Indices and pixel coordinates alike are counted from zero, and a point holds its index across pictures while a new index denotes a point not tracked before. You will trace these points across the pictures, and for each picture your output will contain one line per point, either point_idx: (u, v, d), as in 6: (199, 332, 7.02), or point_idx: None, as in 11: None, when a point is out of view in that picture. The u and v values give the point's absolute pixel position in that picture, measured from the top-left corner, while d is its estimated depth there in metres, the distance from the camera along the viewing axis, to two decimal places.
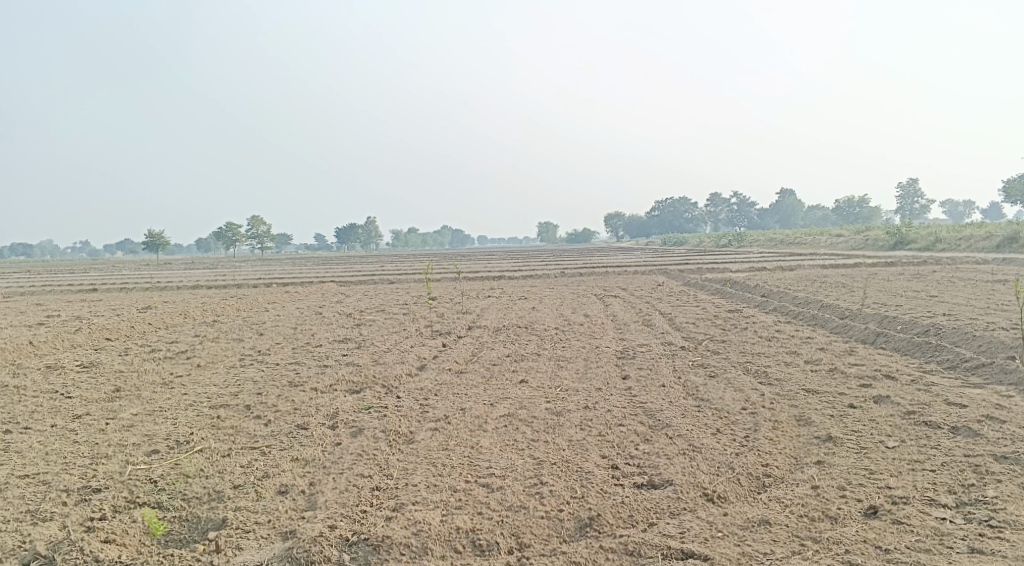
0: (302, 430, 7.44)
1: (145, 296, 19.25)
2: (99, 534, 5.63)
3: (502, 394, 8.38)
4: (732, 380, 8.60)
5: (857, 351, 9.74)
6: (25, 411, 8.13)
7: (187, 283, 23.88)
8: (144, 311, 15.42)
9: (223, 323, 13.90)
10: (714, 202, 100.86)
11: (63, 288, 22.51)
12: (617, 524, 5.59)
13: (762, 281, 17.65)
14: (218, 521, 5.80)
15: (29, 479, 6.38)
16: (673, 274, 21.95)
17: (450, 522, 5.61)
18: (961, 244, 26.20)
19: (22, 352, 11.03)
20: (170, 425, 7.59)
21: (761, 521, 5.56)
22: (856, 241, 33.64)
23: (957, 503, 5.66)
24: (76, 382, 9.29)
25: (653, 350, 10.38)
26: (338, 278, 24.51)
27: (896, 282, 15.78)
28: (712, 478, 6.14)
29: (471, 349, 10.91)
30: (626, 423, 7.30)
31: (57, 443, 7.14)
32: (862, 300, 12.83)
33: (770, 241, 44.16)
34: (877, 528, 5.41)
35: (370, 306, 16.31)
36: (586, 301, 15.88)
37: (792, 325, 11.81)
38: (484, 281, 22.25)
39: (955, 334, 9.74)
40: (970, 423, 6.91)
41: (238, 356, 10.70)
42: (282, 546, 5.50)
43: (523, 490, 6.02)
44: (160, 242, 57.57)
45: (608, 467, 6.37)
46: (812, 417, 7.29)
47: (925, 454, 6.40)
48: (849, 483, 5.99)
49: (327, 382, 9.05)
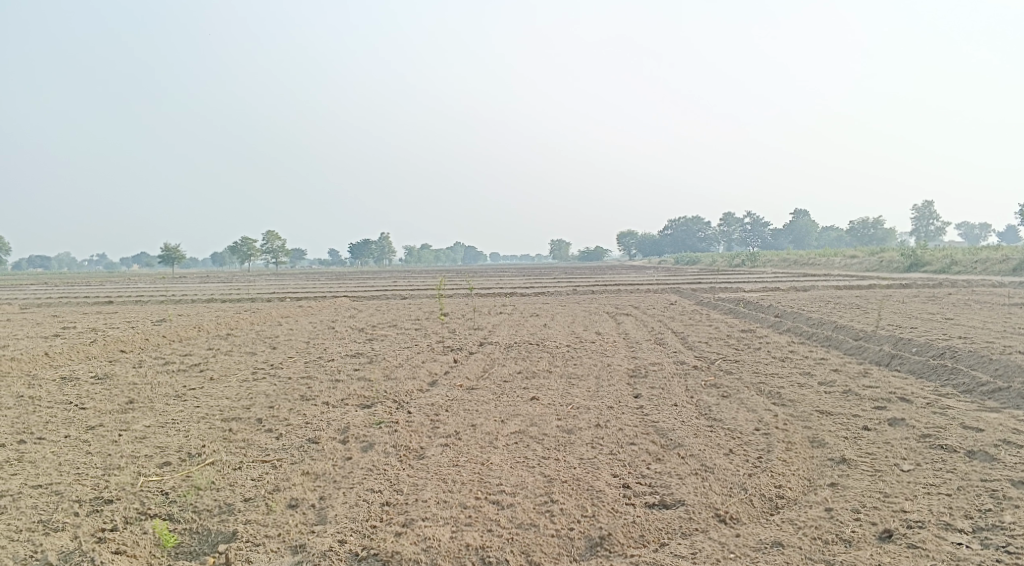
0: (313, 444, 7.46)
1: (160, 309, 19.40)
2: (110, 545, 5.63)
3: (513, 411, 8.37)
4: (745, 400, 8.55)
5: (871, 373, 9.67)
6: (39, 421, 8.19)
7: (202, 295, 24.13)
8: (159, 324, 15.54)
9: (237, 337, 13.99)
10: (728, 221, 100.79)
11: (81, 300, 22.73)
12: (627, 543, 5.55)
13: (776, 301, 17.60)
14: (229, 533, 5.80)
15: (42, 489, 6.41)
16: (686, 293, 21.91)
17: (459, 539, 5.58)
18: (977, 266, 26.03)
19: (37, 363, 11.13)
20: (182, 437, 7.63)
21: (774, 543, 5.50)
22: (871, 262, 33.47)
23: (974, 528, 5.58)
24: (90, 394, 9.36)
25: (665, 368, 10.35)
26: (352, 292, 24.68)
27: (911, 303, 15.66)
28: (725, 498, 6.09)
29: (482, 365, 10.92)
30: (637, 442, 7.26)
31: (70, 454, 7.18)
32: (876, 321, 12.76)
33: (784, 261, 44.10)
34: (891, 552, 5.34)
35: (382, 321, 16.36)
36: (598, 319, 15.86)
37: (806, 345, 11.75)
38: (496, 297, 22.29)
39: (971, 357, 9.66)
40: (987, 448, 6.82)
41: (250, 369, 10.76)
42: (291, 560, 5.48)
43: (534, 507, 5.99)
44: (176, 256, 58.07)
45: (619, 486, 6.34)
46: (825, 439, 7.24)
47: (941, 477, 6.32)
48: (864, 505, 5.92)
49: (338, 396, 9.08)
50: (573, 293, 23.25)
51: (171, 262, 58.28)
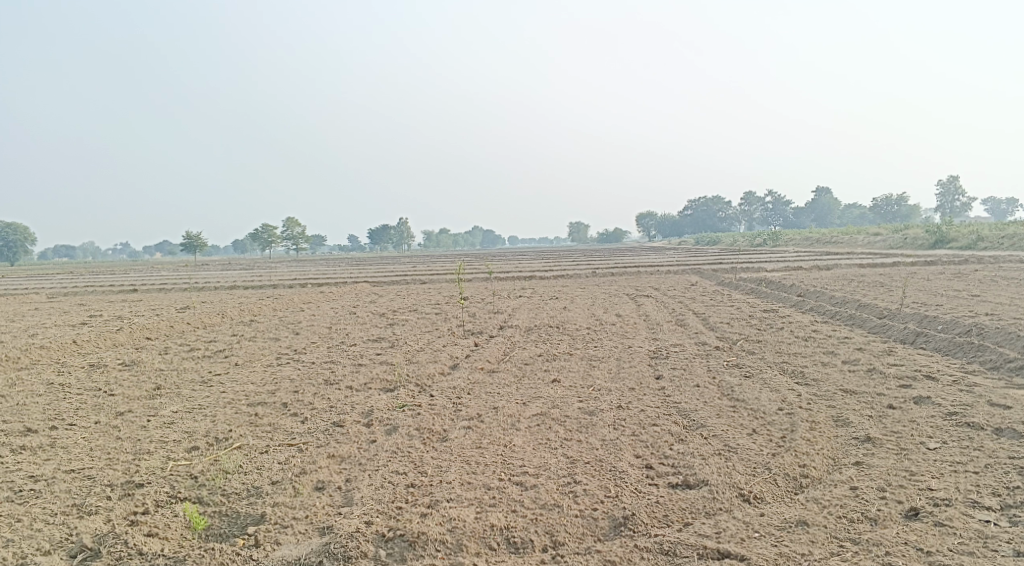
0: (338, 427, 7.54)
1: (184, 297, 19.61)
2: (142, 527, 5.75)
3: (535, 393, 8.40)
4: (768, 380, 8.51)
5: (896, 351, 9.58)
6: (69, 407, 8.35)
7: (225, 282, 24.40)
8: (184, 311, 15.73)
9: (260, 323, 14.13)
10: (749, 201, 99.83)
11: (107, 288, 23.03)
12: (651, 523, 5.57)
13: (798, 280, 17.44)
14: (257, 516, 5.89)
15: (75, 474, 6.55)
16: (706, 274, 21.78)
17: (484, 520, 5.63)
18: (1004, 241, 25.61)
19: (66, 350, 11.33)
20: (209, 422, 7.74)
21: (798, 522, 5.50)
22: (894, 240, 33.06)
23: (1002, 506, 5.54)
24: (119, 380, 9.52)
25: (686, 349, 10.33)
26: (372, 278, 24.82)
27: (937, 281, 15.46)
28: (749, 478, 6.09)
29: (503, 349, 10.95)
30: (659, 423, 7.27)
31: (101, 439, 7.32)
32: (900, 299, 12.63)
33: (806, 239, 43.63)
34: (917, 530, 5.32)
35: (403, 306, 16.43)
36: (618, 301, 15.82)
37: (829, 325, 11.65)
38: (515, 281, 22.30)
39: (999, 333, 9.53)
40: (1015, 425, 6.75)
41: (274, 355, 10.87)
42: (320, 541, 5.55)
43: (557, 488, 6.03)
44: (198, 244, 58.61)
45: (642, 466, 6.35)
46: (850, 418, 7.20)
47: (968, 455, 6.27)
48: (889, 484, 5.89)
49: (361, 380, 9.16)
50: (592, 275, 23.22)
51: (194, 249, 58.83)
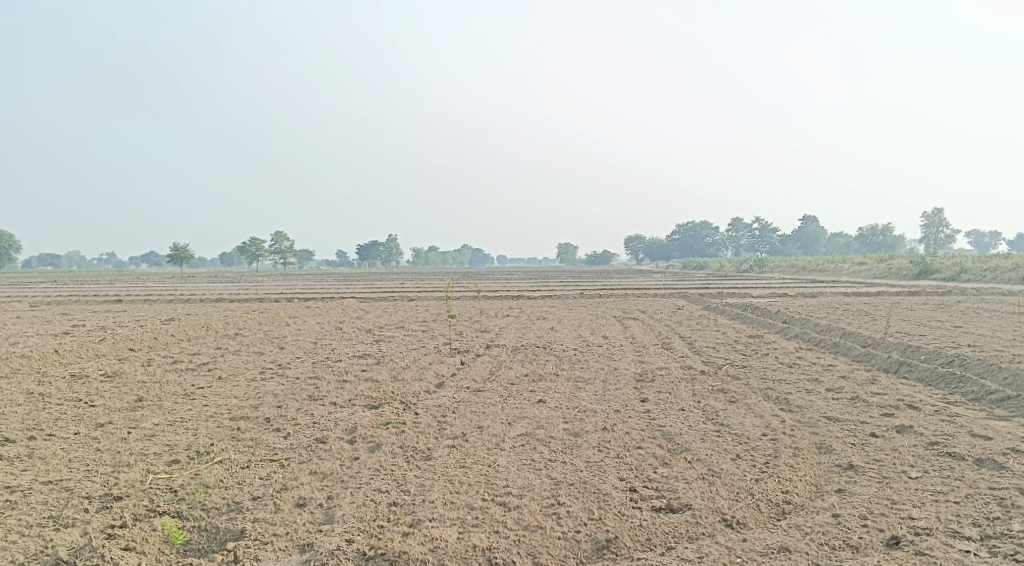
0: (321, 443, 7.49)
1: (168, 309, 19.47)
2: (120, 541, 5.67)
3: (520, 413, 8.40)
4: (752, 406, 8.55)
5: (880, 380, 9.65)
6: (49, 418, 8.25)
7: (210, 295, 24.29)
8: (168, 323, 15.62)
9: (245, 336, 14.05)
10: (736, 227, 100.59)
11: (91, 298, 22.74)
12: (634, 547, 5.56)
13: (784, 306, 17.54)
14: (237, 531, 5.82)
15: (52, 486, 6.46)
16: (693, 298, 21.90)
17: (467, 540, 5.60)
18: (987, 274, 25.89)
19: (48, 360, 11.21)
20: (191, 435, 7.67)
21: (780, 548, 5.51)
22: (879, 269, 33.36)
23: (982, 536, 5.57)
24: (100, 391, 9.43)
25: (672, 373, 10.36)
26: (359, 294, 24.76)
27: (920, 311, 15.61)
28: (732, 503, 6.10)
29: (489, 368, 10.93)
30: (644, 446, 7.27)
31: (80, 451, 7.23)
32: (884, 328, 12.73)
33: (792, 267, 43.96)
34: (899, 558, 5.33)
35: (389, 322, 16.40)
36: (605, 323, 15.86)
37: (814, 352, 11.72)
38: (502, 300, 22.31)
39: (981, 365, 9.63)
40: (996, 456, 6.80)
41: (259, 369, 10.80)
42: (299, 559, 5.49)
43: (541, 509, 6.01)
44: (184, 256, 58.25)
45: (626, 489, 6.34)
46: (833, 445, 7.23)
47: (949, 485, 6.31)
48: (871, 512, 5.92)
49: (345, 397, 9.12)
50: (580, 297, 23.29)
51: (180, 261, 58.45)
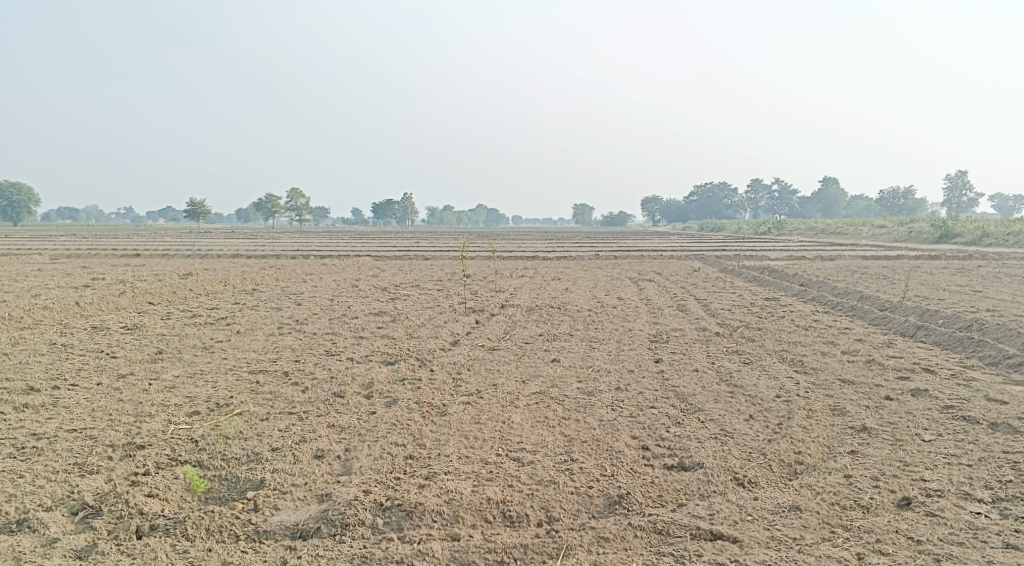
0: (338, 397, 7.61)
1: (187, 263, 19.64)
2: (143, 488, 5.80)
3: (534, 371, 8.47)
4: (767, 368, 8.57)
5: (896, 343, 9.62)
6: (72, 368, 8.42)
7: (228, 250, 24.47)
8: (187, 277, 15.77)
9: (262, 292, 14.17)
10: (755, 188, 99.42)
11: (111, 253, 22.92)
12: (646, 503, 5.62)
13: (801, 269, 17.43)
14: (256, 481, 5.95)
15: (77, 434, 6.61)
16: (710, 260, 21.77)
17: (481, 493, 5.69)
18: (1010, 238, 25.56)
19: (69, 312, 11.38)
20: (210, 388, 7.80)
21: (792, 507, 5.56)
22: (899, 233, 32.98)
23: (993, 499, 5.60)
24: (121, 343, 9.58)
25: (687, 334, 10.37)
26: (375, 252, 24.80)
27: (940, 275, 15.47)
28: (744, 462, 6.15)
29: (504, 327, 11.00)
30: (657, 405, 7.32)
31: (103, 400, 7.39)
32: (902, 292, 12.63)
33: (810, 230, 43.54)
34: (909, 519, 5.37)
35: (405, 281, 16.47)
36: (620, 284, 15.85)
37: (830, 315, 11.67)
38: (518, 260, 22.30)
39: (999, 330, 9.57)
40: (1011, 420, 6.80)
41: (276, 324, 10.93)
42: (318, 508, 5.61)
43: (554, 465, 6.09)
44: (202, 211, 58.62)
45: (639, 447, 6.41)
46: (846, 408, 7.25)
47: (962, 448, 6.33)
48: (883, 474, 5.95)
49: (361, 353, 9.23)
50: (596, 258, 23.23)
51: (198, 216, 58.83)
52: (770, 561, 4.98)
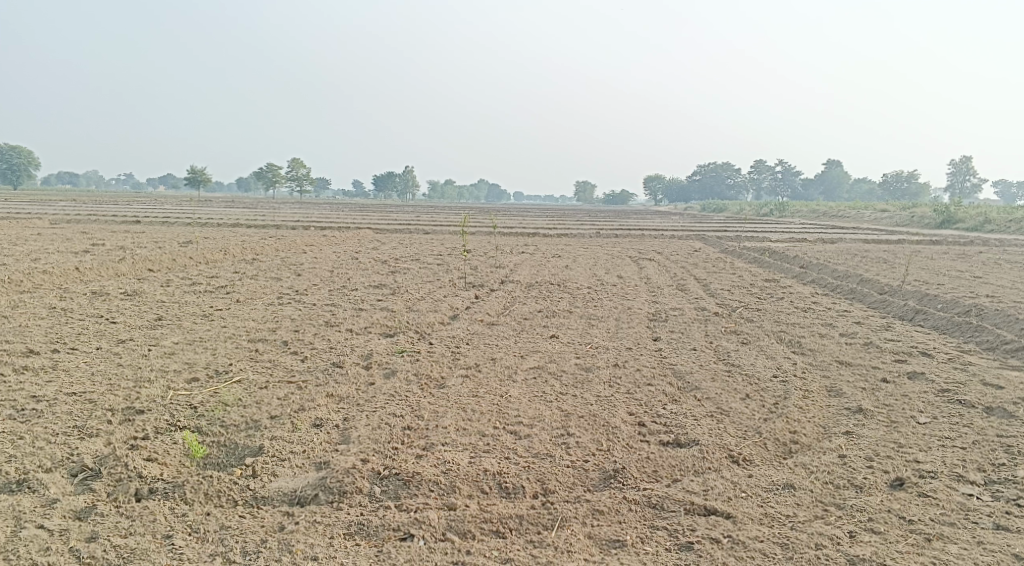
0: (337, 367, 7.65)
1: (187, 232, 19.56)
2: (142, 452, 5.84)
3: (533, 346, 8.50)
4: (764, 348, 8.60)
5: (894, 327, 9.65)
6: (72, 332, 8.44)
7: (228, 220, 24.37)
8: (186, 246, 15.72)
9: (262, 262, 14.16)
10: (758, 170, 98.94)
11: (111, 219, 22.82)
12: (641, 477, 5.67)
13: (802, 252, 17.41)
14: (255, 448, 5.98)
15: (77, 397, 6.64)
16: (711, 241, 21.71)
17: (478, 464, 5.74)
18: (1012, 225, 25.49)
19: (69, 277, 11.38)
20: (210, 355, 7.83)
21: (785, 485, 5.60)
22: (901, 217, 32.93)
23: (986, 481, 5.65)
24: (121, 309, 9.60)
25: (685, 313, 10.40)
26: (376, 225, 24.68)
27: (940, 260, 15.47)
28: (739, 440, 6.19)
29: (503, 302, 11.02)
30: (654, 382, 7.36)
31: (102, 365, 7.42)
32: (902, 277, 12.64)
33: (812, 212, 43.43)
34: (902, 499, 5.41)
35: (405, 254, 16.46)
36: (620, 263, 15.85)
37: (829, 297, 11.70)
38: (519, 237, 22.24)
39: (997, 315, 9.60)
40: (1006, 405, 6.84)
41: (276, 294, 10.94)
42: (316, 475, 5.65)
43: (551, 439, 6.13)
44: (203, 178, 58.39)
45: (635, 423, 6.44)
46: (843, 389, 7.29)
47: (957, 431, 6.37)
48: (878, 454, 5.99)
49: (361, 324, 9.25)
50: (596, 236, 23.15)
51: (198, 184, 58.43)
52: (763, 536, 5.02)
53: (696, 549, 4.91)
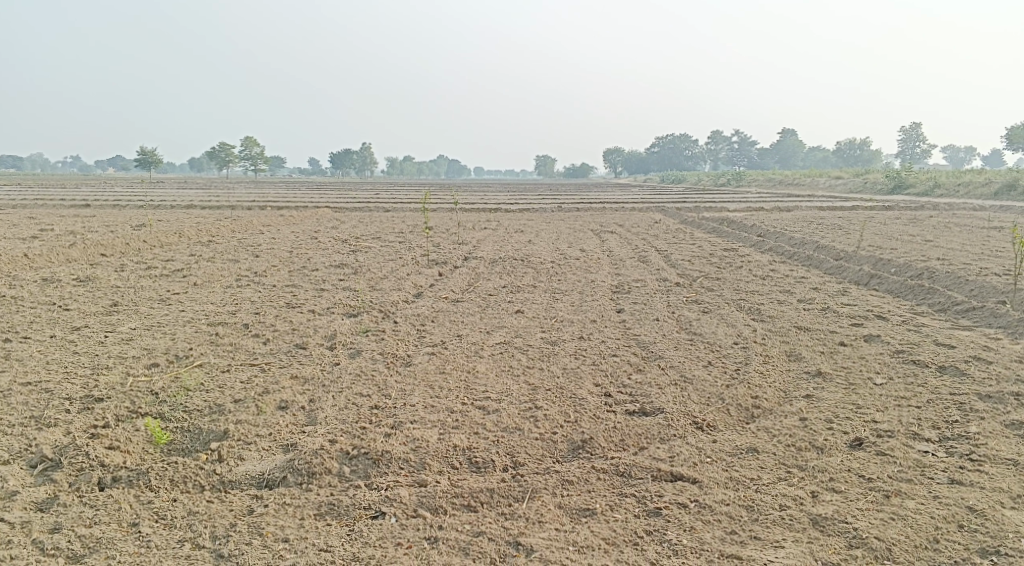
0: (301, 348, 7.57)
1: (139, 214, 19.08)
2: (104, 440, 5.71)
3: (498, 322, 8.50)
4: (725, 316, 8.74)
5: (850, 291, 9.88)
6: (23, 320, 8.19)
7: (181, 202, 23.70)
8: (140, 229, 15.33)
9: (219, 244, 13.86)
10: (715, 140, 99.81)
11: (60, 203, 22.04)
12: (608, 447, 5.74)
13: (760, 221, 17.65)
14: (220, 432, 5.89)
15: (32, 387, 6.47)
16: (671, 212, 21.87)
17: (447, 440, 5.75)
18: (960, 189, 26.20)
19: (18, 264, 11.01)
20: (169, 340, 7.68)
21: (749, 449, 5.73)
22: (854, 184, 33.64)
23: (940, 438, 5.84)
24: (74, 296, 9.34)
25: (648, 284, 10.48)
26: (335, 204, 24.28)
27: (893, 225, 15.84)
28: (703, 407, 6.31)
29: (467, 279, 10.98)
30: (619, 353, 7.44)
31: (57, 353, 7.23)
32: (857, 243, 12.91)
33: (768, 181, 44.02)
34: (861, 458, 5.58)
35: (366, 233, 16.28)
36: (582, 237, 15.89)
37: (787, 265, 11.89)
38: (480, 213, 22.11)
39: (948, 277, 9.89)
40: (957, 363, 7.08)
41: (234, 276, 10.73)
42: (283, 458, 5.60)
43: (519, 413, 6.16)
44: (153, 159, 56.90)
45: (601, 394, 6.51)
46: (802, 353, 7.46)
47: (912, 391, 6.57)
48: (837, 416, 6.15)
49: (324, 305, 9.14)
50: (558, 210, 23.15)
51: (149, 166, 56.86)
52: (728, 500, 5.13)
53: (664, 515, 5.00)
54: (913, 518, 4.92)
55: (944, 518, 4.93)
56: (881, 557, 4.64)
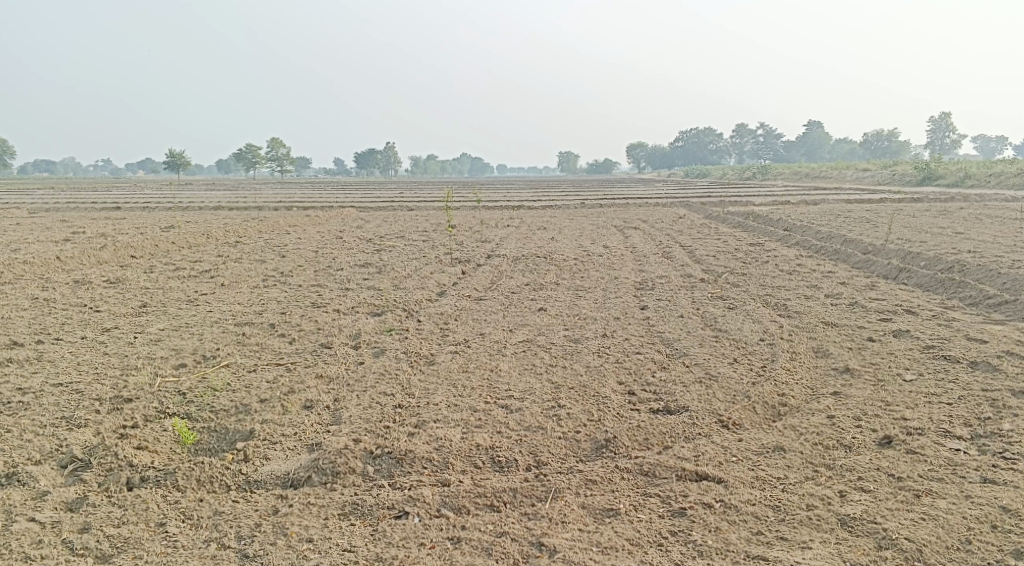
0: (326, 348, 7.62)
1: (168, 216, 19.31)
2: (132, 441, 5.79)
3: (521, 320, 8.49)
4: (751, 312, 8.63)
5: (879, 285, 9.72)
6: (56, 322, 8.34)
7: (210, 203, 23.98)
8: (169, 231, 15.53)
9: (245, 244, 14.00)
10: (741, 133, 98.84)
11: (92, 206, 22.32)
12: (632, 446, 5.70)
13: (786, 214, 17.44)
14: (246, 432, 5.95)
15: (63, 388, 6.59)
16: (695, 207, 21.65)
17: (470, 440, 5.75)
18: (992, 180, 25.65)
19: (50, 266, 11.21)
20: (196, 340, 7.77)
21: (776, 447, 5.65)
22: (882, 176, 33.10)
23: (972, 436, 5.72)
24: (105, 297, 9.49)
25: (672, 281, 10.40)
26: (360, 204, 24.37)
27: (922, 217, 15.55)
28: (728, 405, 6.24)
29: (490, 277, 10.97)
30: (643, 351, 7.39)
31: (88, 354, 7.35)
32: (886, 236, 12.69)
33: (795, 174, 43.47)
34: (890, 457, 5.48)
35: (390, 232, 16.35)
36: (606, 233, 15.81)
37: (814, 259, 11.73)
38: (503, 210, 22.08)
39: (980, 270, 9.68)
40: (990, 358, 6.93)
41: (261, 276, 10.83)
42: (308, 457, 5.64)
43: (541, 411, 6.14)
44: (182, 161, 57.67)
45: (625, 392, 6.47)
46: (830, 349, 7.35)
47: (943, 387, 6.44)
48: (865, 413, 6.05)
49: (348, 304, 9.18)
50: (581, 206, 23.04)
51: (178, 168, 57.60)
52: (755, 499, 5.07)
53: (690, 515, 4.95)
54: (944, 518, 4.82)
55: (976, 518, 4.82)
56: (911, 558, 4.56)
